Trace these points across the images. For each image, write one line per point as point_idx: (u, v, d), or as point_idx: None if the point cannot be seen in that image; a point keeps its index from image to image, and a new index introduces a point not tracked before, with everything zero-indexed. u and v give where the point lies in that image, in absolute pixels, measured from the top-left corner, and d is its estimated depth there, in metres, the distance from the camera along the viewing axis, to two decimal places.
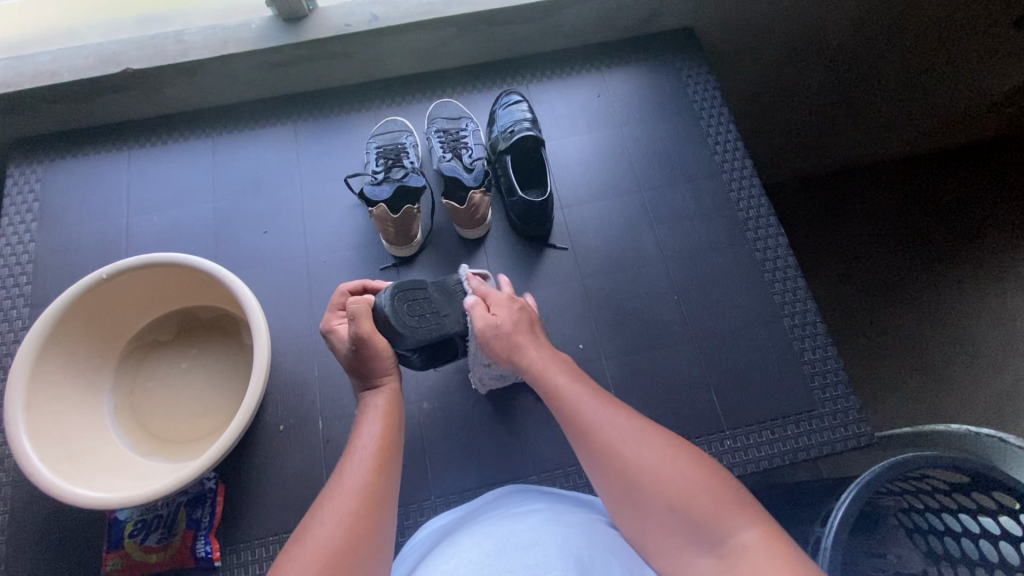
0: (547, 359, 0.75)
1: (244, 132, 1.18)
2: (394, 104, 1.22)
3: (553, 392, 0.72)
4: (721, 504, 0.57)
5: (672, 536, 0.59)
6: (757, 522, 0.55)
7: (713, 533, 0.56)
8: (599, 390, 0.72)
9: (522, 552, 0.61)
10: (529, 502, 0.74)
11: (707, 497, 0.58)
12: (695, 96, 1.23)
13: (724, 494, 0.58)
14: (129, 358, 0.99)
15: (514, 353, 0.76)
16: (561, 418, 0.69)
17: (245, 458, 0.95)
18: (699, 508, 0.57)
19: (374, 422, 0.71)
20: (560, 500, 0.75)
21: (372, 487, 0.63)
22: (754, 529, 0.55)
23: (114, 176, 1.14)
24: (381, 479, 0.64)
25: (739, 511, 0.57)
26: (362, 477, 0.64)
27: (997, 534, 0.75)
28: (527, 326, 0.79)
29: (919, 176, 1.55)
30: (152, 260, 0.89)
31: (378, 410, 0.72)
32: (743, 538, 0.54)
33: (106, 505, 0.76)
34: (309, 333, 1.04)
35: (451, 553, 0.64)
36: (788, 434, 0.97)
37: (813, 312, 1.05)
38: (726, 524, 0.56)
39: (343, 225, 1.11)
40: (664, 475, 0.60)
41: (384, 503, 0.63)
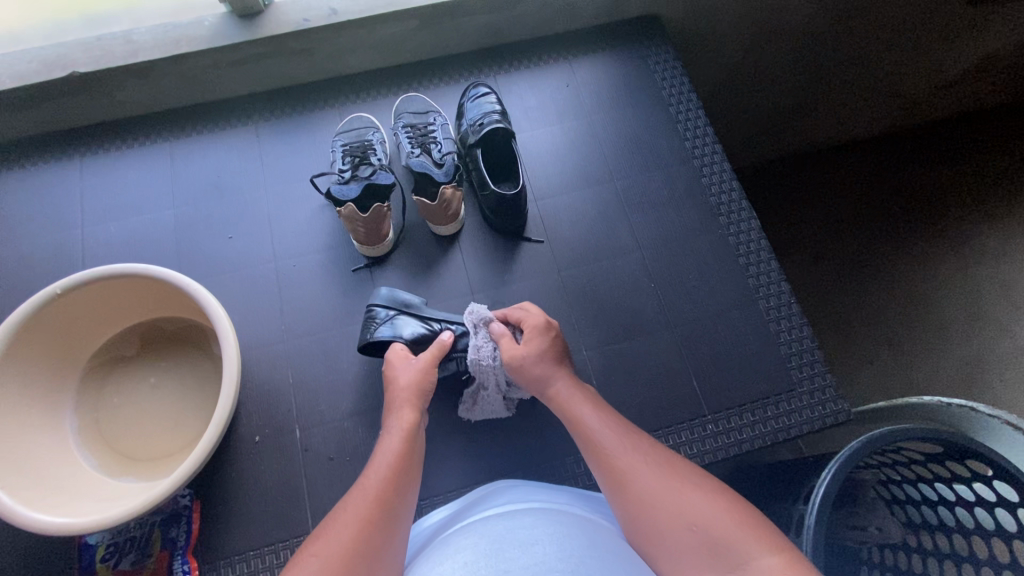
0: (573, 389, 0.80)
1: (203, 134, 1.14)
2: (359, 100, 1.18)
3: (575, 422, 0.76)
4: (740, 528, 0.57)
5: (687, 561, 0.58)
6: (776, 550, 0.54)
7: (733, 557, 0.55)
8: (624, 422, 0.75)
9: (520, 552, 0.57)
10: (532, 498, 0.71)
11: (726, 521, 0.58)
12: (663, 83, 1.23)
13: (745, 520, 0.58)
14: (92, 374, 0.95)
15: (541, 381, 0.82)
16: (585, 442, 0.73)
17: (221, 472, 0.92)
18: (719, 532, 0.57)
19: (392, 442, 0.73)
20: (555, 496, 0.73)
21: (387, 498, 0.64)
22: (774, 555, 0.53)
23: (65, 185, 1.09)
24: (395, 492, 0.65)
25: (758, 537, 0.56)
26: (374, 491, 0.65)
27: (971, 500, 0.78)
28: (558, 355, 0.84)
29: (884, 156, 1.59)
30: (109, 271, 0.85)
31: (398, 430, 0.75)
32: (762, 561, 0.53)
33: (72, 531, 0.72)
34: (282, 339, 1.01)
35: (448, 553, 0.61)
36: (768, 415, 0.98)
37: (788, 293, 1.06)
38: (745, 548, 0.55)
39: (311, 226, 1.08)
40: (683, 501, 0.61)
41: (397, 514, 0.64)
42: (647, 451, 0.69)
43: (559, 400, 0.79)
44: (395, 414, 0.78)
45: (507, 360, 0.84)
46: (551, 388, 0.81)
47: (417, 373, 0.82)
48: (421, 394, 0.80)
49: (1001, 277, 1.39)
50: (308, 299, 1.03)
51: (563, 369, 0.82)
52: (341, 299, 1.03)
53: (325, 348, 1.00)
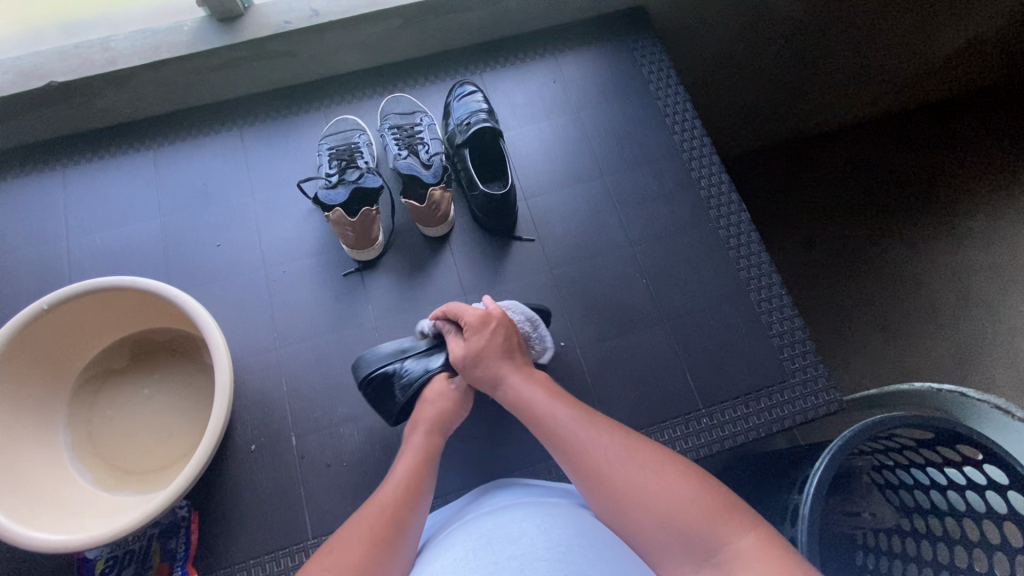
0: (523, 379, 0.77)
1: (186, 141, 1.12)
2: (344, 102, 1.17)
3: (535, 416, 0.73)
4: (713, 512, 0.58)
5: (662, 547, 0.58)
6: (749, 528, 0.57)
7: (709, 540, 0.57)
8: (586, 408, 0.72)
9: (507, 544, 0.58)
10: (524, 494, 0.71)
11: (699, 504, 0.59)
12: (650, 75, 1.22)
13: (716, 501, 0.59)
14: (84, 387, 0.94)
15: (492, 379, 0.79)
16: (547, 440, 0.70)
17: (217, 482, 0.92)
18: (687, 516, 0.58)
19: (404, 464, 0.71)
20: (549, 491, 0.74)
21: (399, 504, 0.65)
22: (748, 536, 0.56)
23: (48, 197, 1.07)
24: (409, 498, 0.66)
25: (731, 518, 0.57)
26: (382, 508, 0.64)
27: (962, 484, 0.79)
28: (502, 349, 0.80)
29: (872, 142, 1.59)
30: (96, 285, 0.84)
31: (411, 453, 0.73)
32: (737, 544, 0.56)
33: (70, 548, 0.73)
34: (275, 347, 1.00)
35: (440, 551, 0.61)
36: (761, 407, 0.99)
37: (779, 284, 1.07)
38: (720, 532, 0.56)
39: (300, 232, 1.07)
40: (652, 488, 0.61)
41: (405, 528, 0.63)
42: (612, 440, 0.67)
43: (512, 395, 0.76)
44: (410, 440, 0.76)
45: (454, 359, 0.81)
46: (503, 377, 0.78)
47: (448, 402, 0.81)
48: (439, 418, 0.79)
49: (988, 258, 1.40)
50: (299, 305, 1.03)
51: (512, 360, 0.79)
52: (332, 305, 1.03)
53: (318, 355, 1.00)
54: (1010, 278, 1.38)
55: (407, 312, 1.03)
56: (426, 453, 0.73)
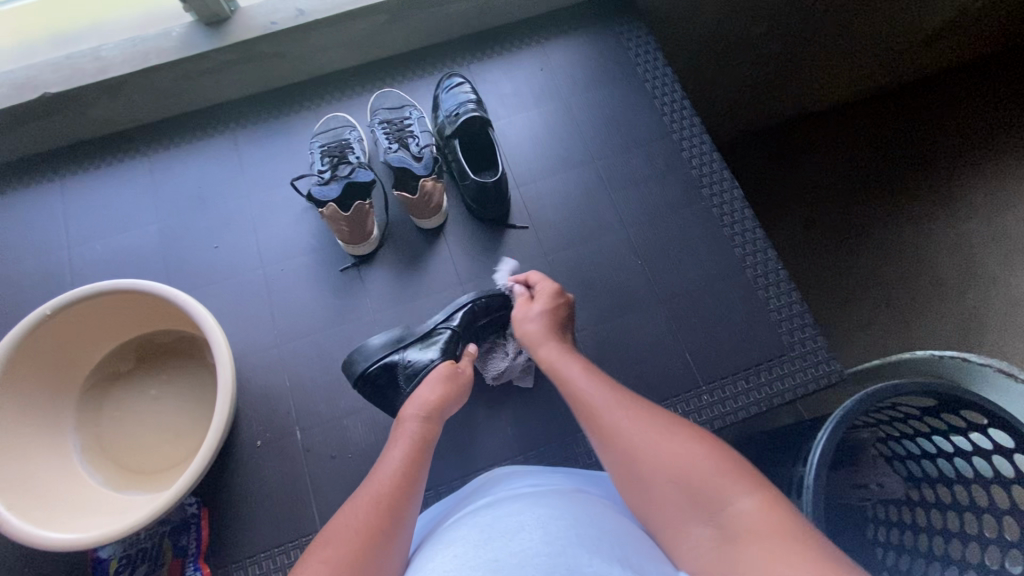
0: (560, 352, 0.80)
1: (180, 146, 1.14)
2: (334, 100, 1.18)
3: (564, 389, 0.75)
4: (718, 472, 0.57)
5: (670, 515, 0.58)
6: (755, 490, 0.55)
7: (710, 502, 0.56)
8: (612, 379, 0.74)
9: (508, 540, 0.56)
10: (525, 483, 0.71)
11: (707, 465, 0.58)
12: (637, 58, 1.22)
13: (724, 464, 0.58)
14: (92, 390, 0.95)
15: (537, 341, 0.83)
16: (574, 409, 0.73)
17: (225, 479, 0.93)
18: (694, 480, 0.57)
19: (401, 447, 0.69)
20: (547, 477, 0.73)
21: (393, 487, 0.63)
22: (750, 496, 0.54)
23: (48, 206, 1.09)
24: (403, 484, 0.64)
25: (735, 480, 0.56)
26: (380, 486, 0.63)
27: (969, 450, 0.79)
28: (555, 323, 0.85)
29: (866, 117, 1.58)
30: (97, 289, 0.85)
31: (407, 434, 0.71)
32: (738, 505, 0.54)
33: (82, 546, 0.74)
34: (276, 344, 1.01)
35: (444, 545, 0.60)
36: (761, 381, 0.99)
37: (774, 259, 1.07)
38: (724, 491, 0.55)
39: (295, 229, 1.08)
40: (659, 451, 0.61)
41: (403, 514, 0.62)
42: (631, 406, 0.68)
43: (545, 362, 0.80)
44: (405, 425, 0.73)
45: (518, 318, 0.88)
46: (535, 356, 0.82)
47: (430, 388, 0.77)
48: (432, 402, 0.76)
49: (990, 228, 1.39)
50: (298, 302, 1.04)
51: (559, 333, 0.84)
52: (331, 300, 1.04)
53: (319, 350, 1.01)
54: (1014, 247, 1.37)
55: (405, 304, 1.04)
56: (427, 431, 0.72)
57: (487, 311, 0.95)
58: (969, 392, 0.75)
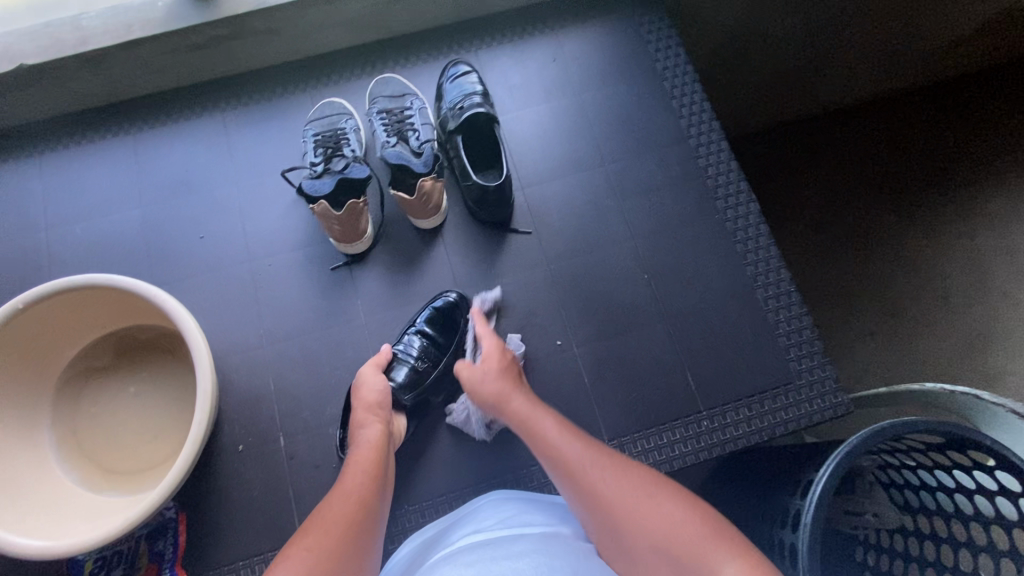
0: (530, 402, 0.75)
1: (166, 126, 1.07)
2: (331, 84, 1.10)
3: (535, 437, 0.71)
4: (700, 540, 0.57)
5: None
6: (736, 556, 0.54)
7: (697, 572, 0.55)
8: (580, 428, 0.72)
9: None
10: (502, 524, 0.69)
11: (693, 533, 0.57)
12: (657, 53, 1.14)
13: (707, 528, 0.58)
14: (67, 384, 0.92)
15: (500, 400, 0.76)
16: (542, 456, 0.69)
17: (205, 483, 0.90)
18: (681, 545, 0.57)
19: (366, 454, 0.73)
20: (526, 515, 0.71)
21: (366, 501, 0.66)
22: (734, 563, 0.53)
23: (25, 184, 1.03)
24: (372, 496, 0.67)
25: (718, 545, 0.56)
26: (352, 506, 0.65)
27: (972, 488, 0.75)
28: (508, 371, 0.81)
29: (890, 119, 1.49)
30: (71, 284, 0.80)
31: (369, 442, 0.75)
32: (725, 574, 0.53)
33: (50, 555, 0.71)
34: (261, 344, 0.97)
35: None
36: (764, 409, 0.95)
37: (788, 281, 1.01)
38: (711, 558, 0.55)
39: (286, 223, 1.03)
40: (642, 513, 0.60)
41: (372, 528, 0.64)
42: (607, 458, 0.66)
43: (513, 412, 0.74)
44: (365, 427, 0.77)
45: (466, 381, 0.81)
46: (505, 401, 0.76)
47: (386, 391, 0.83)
48: (382, 407, 0.81)
49: (1004, 242, 1.33)
50: (286, 301, 0.99)
51: (518, 381, 0.80)
52: (320, 301, 0.99)
53: (306, 353, 0.97)
54: None
55: (397, 308, 0.99)
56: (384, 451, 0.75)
57: (441, 327, 0.96)
58: (980, 432, 0.70)
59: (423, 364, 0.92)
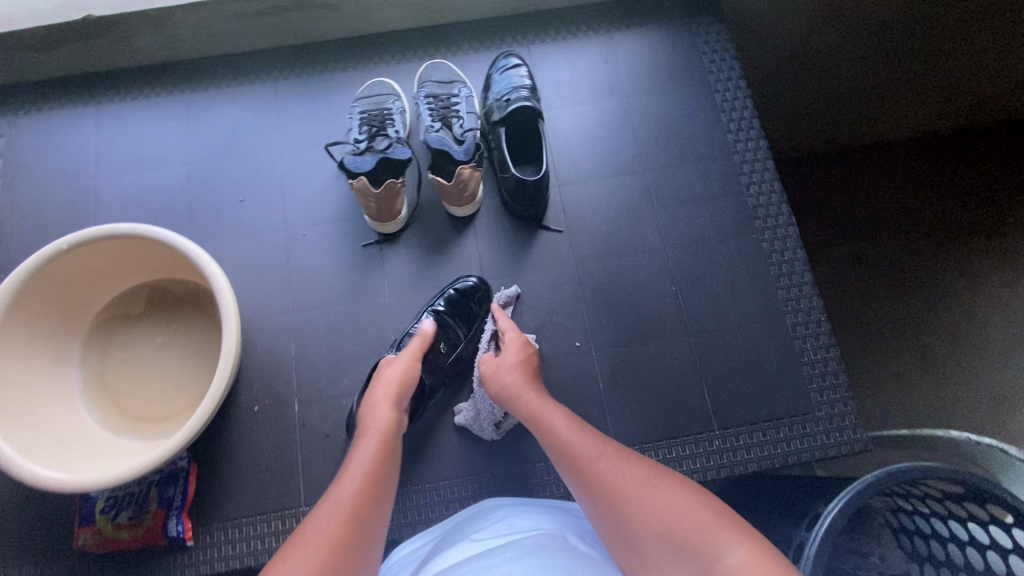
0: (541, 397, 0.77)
1: (219, 88, 1.10)
2: (383, 63, 1.12)
3: (545, 431, 0.72)
4: (706, 526, 0.56)
5: (657, 560, 0.56)
6: (743, 540, 0.53)
7: (700, 557, 0.53)
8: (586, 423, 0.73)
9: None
10: (496, 534, 0.69)
11: (698, 518, 0.57)
12: (711, 65, 1.12)
13: (712, 514, 0.57)
14: (99, 327, 0.95)
15: (506, 390, 0.80)
16: (552, 452, 0.71)
17: (218, 438, 0.93)
18: (684, 530, 0.56)
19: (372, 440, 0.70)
20: (519, 520, 0.72)
21: (370, 493, 0.63)
22: (741, 547, 0.52)
23: (82, 131, 1.07)
24: (377, 487, 0.64)
25: (724, 530, 0.55)
26: (356, 499, 0.61)
27: (985, 543, 0.72)
28: (524, 367, 0.83)
29: (946, 158, 1.40)
30: (115, 231, 0.83)
31: (377, 427, 0.71)
32: (728, 557, 0.52)
33: (68, 488, 0.74)
34: (287, 311, 0.99)
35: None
36: (779, 437, 0.94)
37: (818, 309, 0.99)
38: (715, 542, 0.54)
39: (323, 195, 1.05)
40: (648, 501, 0.60)
41: (376, 523, 0.61)
42: (614, 450, 0.67)
43: (526, 407, 0.76)
44: (373, 410, 0.74)
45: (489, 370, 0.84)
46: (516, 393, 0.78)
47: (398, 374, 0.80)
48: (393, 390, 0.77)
49: None
50: (315, 271, 1.01)
51: (533, 379, 0.82)
52: (348, 275, 1.01)
53: (328, 325, 0.98)
54: None
55: (422, 292, 1.00)
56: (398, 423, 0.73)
57: (455, 308, 0.96)
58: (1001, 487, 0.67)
59: (439, 344, 0.94)
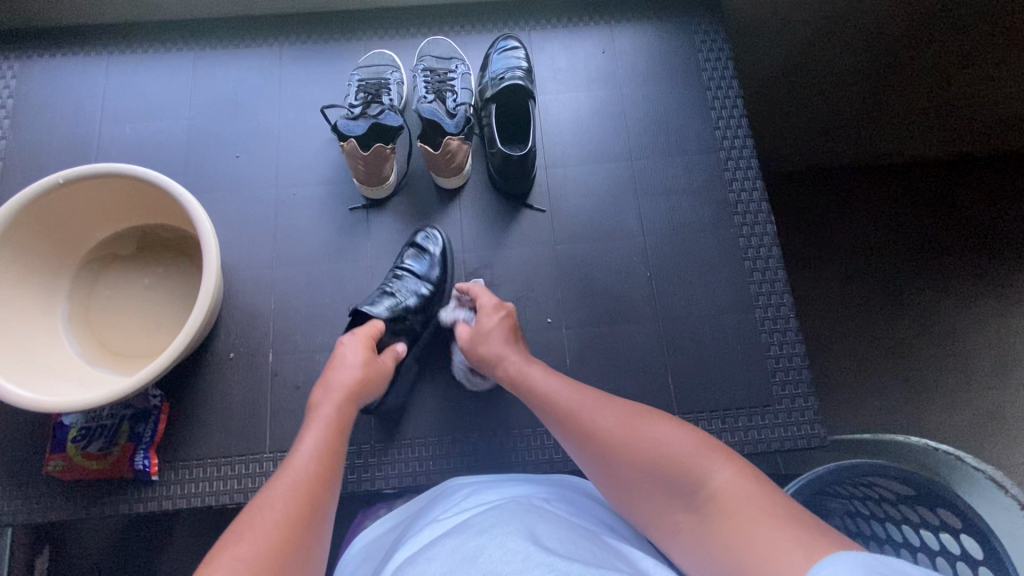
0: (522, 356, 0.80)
1: (225, 48, 1.13)
2: (386, 36, 1.15)
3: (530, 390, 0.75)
4: (693, 455, 0.61)
5: (650, 493, 0.62)
6: (727, 462, 0.60)
7: (692, 483, 0.60)
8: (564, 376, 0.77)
9: (494, 550, 0.53)
10: (468, 505, 0.69)
11: (684, 448, 0.62)
12: (705, 63, 1.15)
13: (693, 442, 0.63)
14: (88, 264, 0.98)
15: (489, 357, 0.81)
16: (538, 408, 0.74)
17: (193, 380, 0.95)
18: (673, 462, 0.62)
19: (320, 428, 0.70)
20: (485, 493, 0.71)
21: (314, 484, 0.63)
22: (727, 469, 0.59)
23: (89, 78, 1.11)
24: (321, 479, 0.64)
25: (710, 455, 0.61)
26: (298, 490, 0.61)
27: (934, 550, 0.73)
28: (506, 334, 0.83)
29: (942, 186, 1.33)
30: (109, 169, 0.86)
31: (325, 416, 0.71)
32: (718, 478, 0.59)
33: (40, 408, 0.77)
34: (271, 265, 1.02)
35: (418, 562, 0.54)
36: (738, 425, 0.95)
37: (789, 306, 1.01)
38: (704, 466, 0.60)
39: (317, 157, 1.08)
40: (635, 442, 0.64)
41: (318, 515, 0.61)
42: (595, 398, 0.71)
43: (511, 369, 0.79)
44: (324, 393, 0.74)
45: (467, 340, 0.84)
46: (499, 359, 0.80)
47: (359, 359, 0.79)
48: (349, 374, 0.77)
49: None
50: (301, 229, 1.04)
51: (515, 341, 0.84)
52: (333, 235, 1.04)
53: (309, 281, 1.01)
54: None
55: None
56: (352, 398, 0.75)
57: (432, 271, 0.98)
58: (954, 492, 0.69)
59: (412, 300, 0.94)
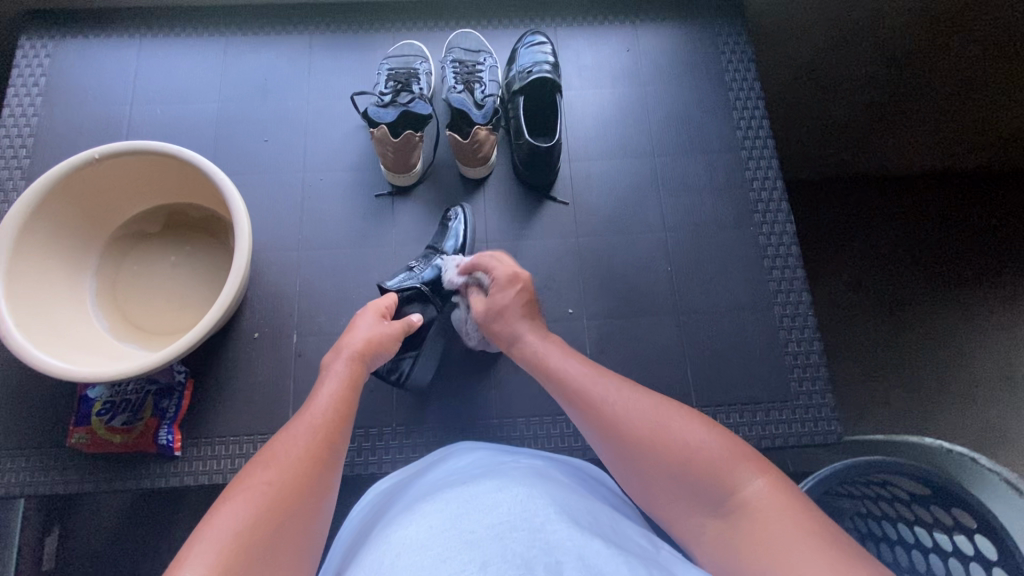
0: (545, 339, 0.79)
1: (256, 34, 1.15)
2: (416, 28, 1.17)
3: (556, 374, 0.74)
4: (726, 461, 0.59)
5: (673, 501, 0.60)
6: (761, 473, 0.58)
7: (720, 490, 0.57)
8: (597, 364, 0.75)
9: (483, 514, 0.53)
10: (475, 462, 0.70)
11: (715, 451, 0.60)
12: (728, 65, 1.17)
13: (726, 446, 0.60)
14: (116, 241, 0.99)
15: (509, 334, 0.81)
16: (562, 397, 0.72)
17: (217, 359, 0.96)
18: (701, 464, 0.59)
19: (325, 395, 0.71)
20: (496, 457, 0.71)
21: (315, 451, 0.63)
22: (760, 479, 0.57)
23: (121, 60, 1.12)
24: (322, 445, 0.64)
25: (742, 462, 0.59)
26: (298, 454, 0.62)
27: (948, 551, 0.74)
28: (522, 309, 0.83)
29: (958, 195, 1.33)
30: (144, 146, 0.88)
31: (332, 385, 0.72)
32: (749, 489, 0.56)
33: (70, 377, 0.78)
34: (297, 248, 1.03)
35: (404, 524, 0.54)
36: (755, 419, 0.96)
37: (807, 304, 1.02)
38: (735, 474, 0.58)
39: (344, 144, 1.09)
40: (663, 437, 0.62)
41: (320, 481, 0.61)
42: (625, 388, 0.69)
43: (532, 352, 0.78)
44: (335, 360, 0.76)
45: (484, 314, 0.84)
46: (519, 337, 0.80)
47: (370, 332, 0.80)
48: (355, 346, 0.78)
49: None
50: (327, 214, 1.05)
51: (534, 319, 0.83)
52: (358, 221, 1.05)
53: (334, 265, 1.02)
54: None
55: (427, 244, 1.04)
56: (362, 362, 0.77)
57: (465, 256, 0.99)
58: (965, 489, 0.68)
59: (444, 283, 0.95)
